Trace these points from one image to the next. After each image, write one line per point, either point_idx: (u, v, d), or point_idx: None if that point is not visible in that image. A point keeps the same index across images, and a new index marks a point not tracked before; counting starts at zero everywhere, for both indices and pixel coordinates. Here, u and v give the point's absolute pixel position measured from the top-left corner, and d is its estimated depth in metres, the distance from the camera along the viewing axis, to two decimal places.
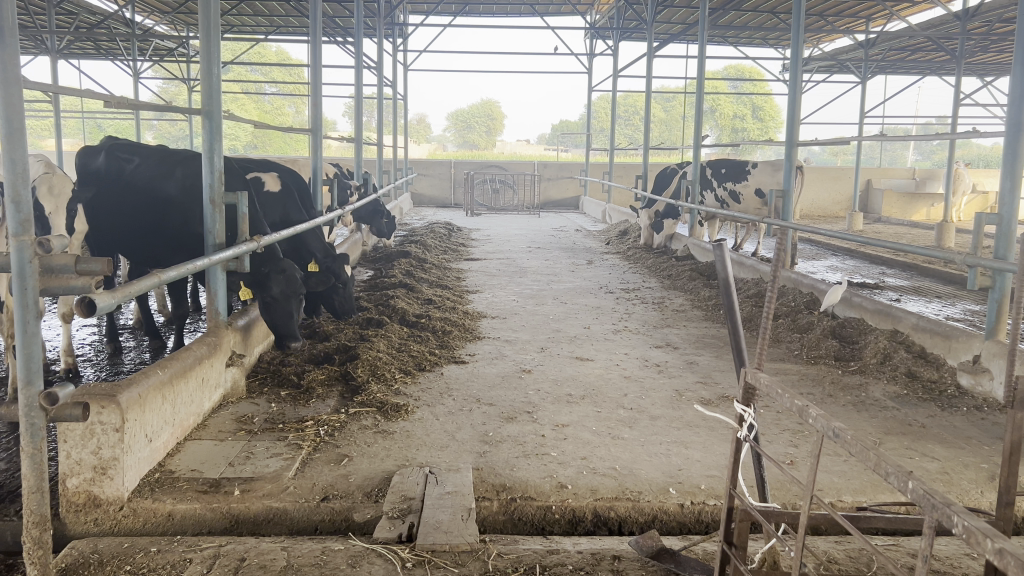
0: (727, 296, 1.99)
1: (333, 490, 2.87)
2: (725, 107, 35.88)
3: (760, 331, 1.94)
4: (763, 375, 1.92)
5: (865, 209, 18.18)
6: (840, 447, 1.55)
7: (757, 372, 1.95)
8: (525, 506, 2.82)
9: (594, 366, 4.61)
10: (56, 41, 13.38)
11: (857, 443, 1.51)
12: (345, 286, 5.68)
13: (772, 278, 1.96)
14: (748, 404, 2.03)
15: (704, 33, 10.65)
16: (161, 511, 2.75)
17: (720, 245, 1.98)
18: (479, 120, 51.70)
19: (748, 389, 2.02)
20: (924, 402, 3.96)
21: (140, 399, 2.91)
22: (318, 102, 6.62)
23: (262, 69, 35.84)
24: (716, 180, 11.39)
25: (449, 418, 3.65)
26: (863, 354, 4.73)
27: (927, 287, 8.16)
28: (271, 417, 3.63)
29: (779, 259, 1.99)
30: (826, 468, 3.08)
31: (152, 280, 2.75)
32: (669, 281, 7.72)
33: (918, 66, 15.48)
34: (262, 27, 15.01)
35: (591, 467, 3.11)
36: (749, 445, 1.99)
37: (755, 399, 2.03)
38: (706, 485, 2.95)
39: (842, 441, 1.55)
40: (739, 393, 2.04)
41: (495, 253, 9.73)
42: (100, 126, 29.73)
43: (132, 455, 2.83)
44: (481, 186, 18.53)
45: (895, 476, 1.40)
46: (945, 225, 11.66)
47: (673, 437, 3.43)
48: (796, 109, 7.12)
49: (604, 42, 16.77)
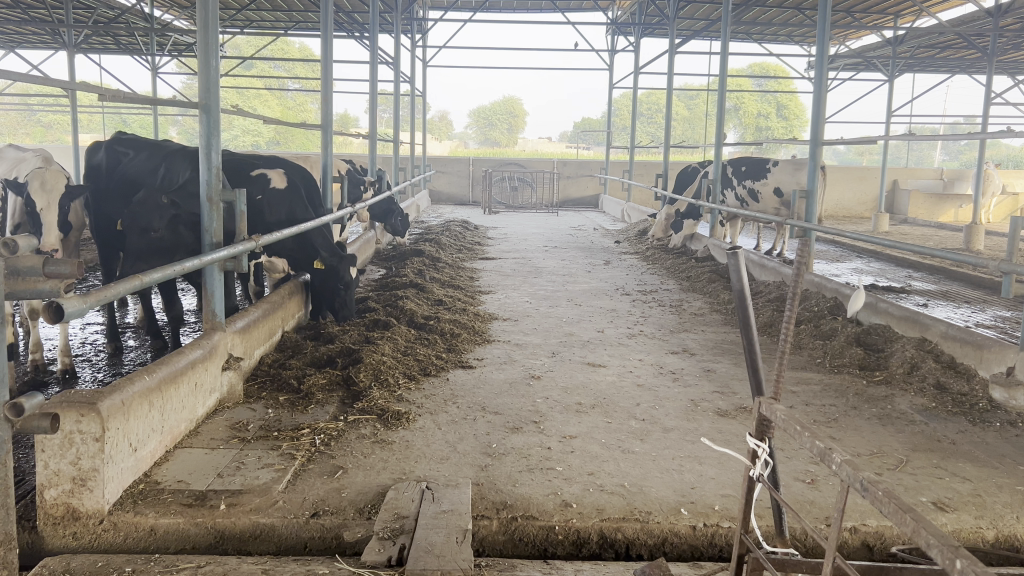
0: (742, 309, 1.76)
1: (324, 505, 2.72)
2: (749, 105, 35.43)
3: (778, 351, 1.73)
4: (779, 408, 1.74)
5: (891, 209, 17.82)
6: (869, 503, 1.38)
7: (777, 402, 1.76)
8: (527, 526, 2.65)
9: (606, 372, 4.43)
10: (75, 35, 13.40)
11: (891, 502, 1.34)
12: (348, 288, 5.55)
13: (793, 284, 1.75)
14: (762, 438, 1.86)
15: (727, 29, 10.40)
16: (142, 526, 2.60)
17: (735, 253, 1.75)
18: (501, 118, 51.56)
19: (762, 422, 1.84)
20: (954, 417, 3.75)
21: (124, 406, 2.77)
22: (329, 97, 6.48)
23: (285, 65, 35.89)
24: (737, 179, 11.17)
25: (452, 428, 3.49)
26: (889, 363, 4.52)
27: (955, 292, 7.90)
28: (266, 424, 3.48)
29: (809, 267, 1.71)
30: (850, 488, 2.89)
31: (131, 283, 2.58)
32: (688, 283, 7.53)
33: (948, 64, 15.12)
34: (281, 22, 14.93)
35: (598, 483, 2.93)
36: (763, 484, 1.82)
37: (770, 432, 1.85)
38: (719, 506, 2.77)
39: (873, 496, 1.38)
40: (753, 426, 1.87)
41: (510, 252, 9.57)
42: (123, 121, 29.91)
43: (114, 465, 2.69)
44: (499, 183, 18.36)
45: (936, 548, 1.21)
46: (974, 226, 11.34)
47: (685, 451, 3.26)
48: (821, 106, 6.90)
49: (626, 38, 16.55)
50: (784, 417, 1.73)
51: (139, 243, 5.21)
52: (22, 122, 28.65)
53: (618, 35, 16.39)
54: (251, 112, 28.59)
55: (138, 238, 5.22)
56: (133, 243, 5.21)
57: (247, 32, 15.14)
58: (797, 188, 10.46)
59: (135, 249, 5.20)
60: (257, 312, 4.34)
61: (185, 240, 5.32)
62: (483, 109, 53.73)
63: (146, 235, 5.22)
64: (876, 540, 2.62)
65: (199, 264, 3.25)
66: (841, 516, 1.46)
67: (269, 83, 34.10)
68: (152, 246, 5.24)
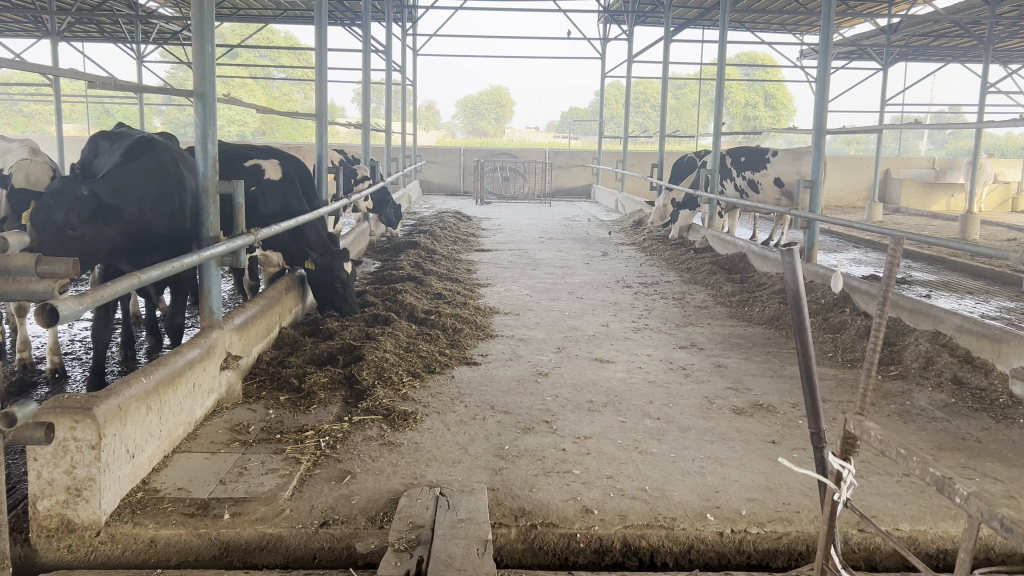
0: (798, 311, 1.64)
1: (334, 514, 2.59)
2: (737, 94, 35.31)
3: (863, 367, 1.58)
4: (869, 427, 1.58)
5: (883, 198, 17.80)
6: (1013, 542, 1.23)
7: (862, 421, 1.61)
8: (547, 534, 2.53)
9: (615, 368, 4.32)
10: (58, 24, 13.15)
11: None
12: (347, 283, 5.38)
13: (879, 299, 1.57)
14: (845, 459, 1.69)
15: (724, 17, 10.22)
16: (142, 538, 2.46)
17: (790, 249, 1.61)
18: (489, 108, 51.35)
19: (845, 442, 1.68)
20: (976, 413, 3.65)
21: (120, 410, 2.63)
22: (324, 86, 6.29)
23: (271, 55, 35.55)
24: (736, 169, 11.06)
25: (461, 429, 3.35)
26: (903, 358, 4.42)
27: (957, 282, 7.82)
28: (268, 426, 3.34)
29: (888, 273, 1.56)
30: (881, 491, 2.78)
31: (128, 281, 2.44)
32: (689, 275, 7.43)
33: (941, 52, 15.05)
34: (269, 10, 14.67)
35: (618, 487, 2.81)
36: (840, 506, 1.66)
37: (852, 453, 1.69)
38: (746, 510, 2.66)
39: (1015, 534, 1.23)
40: (836, 445, 1.70)
41: (507, 243, 9.43)
42: (109, 112, 29.58)
43: (110, 475, 2.55)
44: (490, 173, 18.21)
45: None
46: (970, 216, 11.28)
47: (706, 452, 3.15)
48: (826, 93, 6.79)
49: (619, 26, 16.42)
50: (878, 435, 1.57)
51: (55, 244, 4.41)
52: (5, 112, 28.29)
53: (610, 23, 16.25)
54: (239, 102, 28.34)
55: (52, 237, 4.42)
56: (45, 243, 4.41)
57: (233, 20, 14.89)
58: (797, 177, 10.35)
59: (50, 250, 4.40)
60: (253, 309, 4.19)
61: (109, 235, 4.56)
62: (471, 98, 53.48)
63: (62, 235, 4.41)
64: (910, 545, 2.51)
65: (198, 259, 3.10)
66: (967, 553, 1.34)
67: (255, 73, 33.85)
68: (70, 247, 4.44)
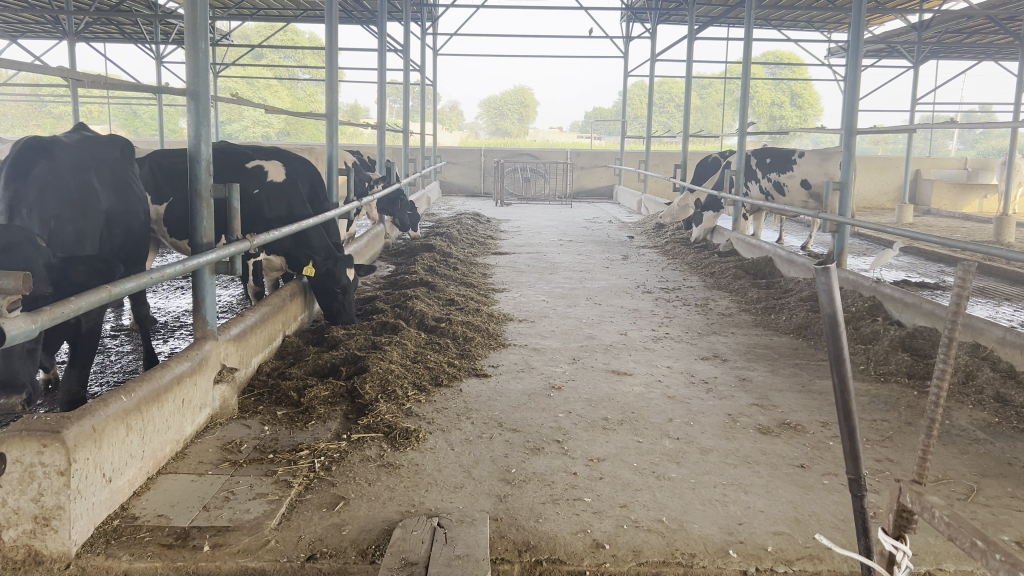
0: (834, 338, 1.40)
1: (322, 546, 2.39)
2: (764, 95, 34.83)
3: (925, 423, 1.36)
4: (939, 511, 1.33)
5: (914, 199, 17.39)
6: None
7: (922, 494, 1.39)
8: (553, 571, 2.31)
9: (633, 381, 4.09)
10: (76, 25, 13.10)
11: None
12: (346, 293, 5.18)
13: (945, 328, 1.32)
14: (901, 535, 1.46)
15: (751, 13, 9.95)
16: (114, 572, 2.27)
17: (826, 267, 1.36)
18: (512, 109, 51.28)
19: (902, 515, 1.45)
20: (1021, 435, 3.38)
21: (94, 431, 2.44)
22: (334, 84, 6.08)
23: (295, 57, 35.65)
24: (761, 171, 10.77)
25: (466, 449, 3.14)
26: (941, 370, 4.14)
27: (993, 288, 7.51)
28: (261, 445, 3.15)
29: (956, 300, 1.33)
30: (919, 525, 2.54)
31: (95, 296, 2.26)
32: (712, 280, 7.17)
33: (975, 50, 14.65)
34: (289, 10, 14.58)
35: (632, 518, 2.59)
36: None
37: (910, 529, 1.46)
38: (773, 547, 2.43)
39: None
40: (892, 519, 1.47)
41: (525, 246, 9.23)
42: (135, 114, 29.81)
43: (83, 501, 2.36)
44: (511, 174, 18.01)
45: None
46: (1005, 218, 10.90)
47: (728, 477, 2.92)
48: (857, 88, 6.49)
49: (641, 24, 16.18)
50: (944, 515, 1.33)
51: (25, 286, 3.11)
52: (33, 115, 28.60)
53: (633, 21, 16.04)
54: (262, 103, 28.40)
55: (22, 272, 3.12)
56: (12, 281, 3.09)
57: (253, 20, 14.79)
58: (825, 179, 10.04)
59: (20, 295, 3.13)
60: (254, 318, 4.01)
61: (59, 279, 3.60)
62: (495, 100, 53.43)
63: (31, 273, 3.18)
64: None
65: (183, 269, 2.89)
66: None
67: (278, 73, 33.99)
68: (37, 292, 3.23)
